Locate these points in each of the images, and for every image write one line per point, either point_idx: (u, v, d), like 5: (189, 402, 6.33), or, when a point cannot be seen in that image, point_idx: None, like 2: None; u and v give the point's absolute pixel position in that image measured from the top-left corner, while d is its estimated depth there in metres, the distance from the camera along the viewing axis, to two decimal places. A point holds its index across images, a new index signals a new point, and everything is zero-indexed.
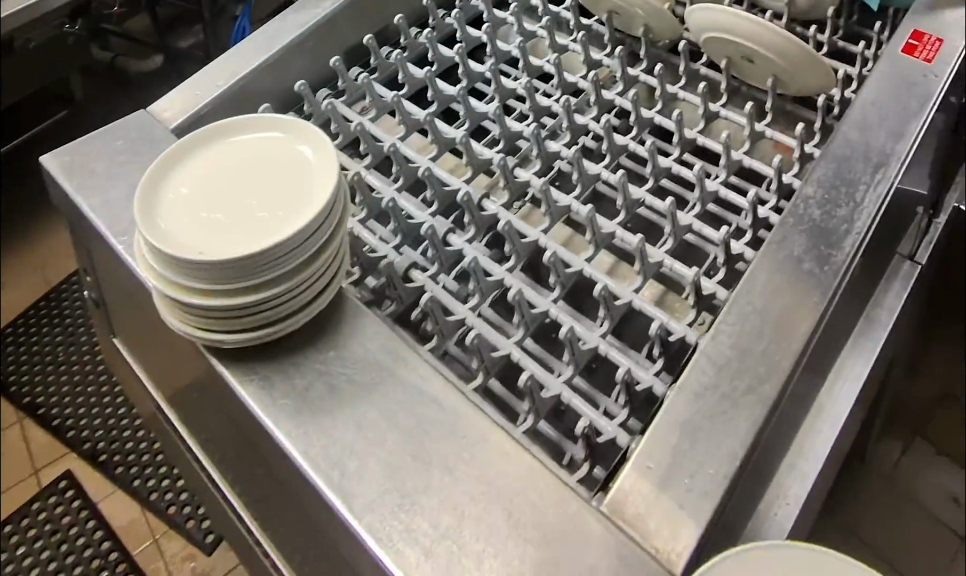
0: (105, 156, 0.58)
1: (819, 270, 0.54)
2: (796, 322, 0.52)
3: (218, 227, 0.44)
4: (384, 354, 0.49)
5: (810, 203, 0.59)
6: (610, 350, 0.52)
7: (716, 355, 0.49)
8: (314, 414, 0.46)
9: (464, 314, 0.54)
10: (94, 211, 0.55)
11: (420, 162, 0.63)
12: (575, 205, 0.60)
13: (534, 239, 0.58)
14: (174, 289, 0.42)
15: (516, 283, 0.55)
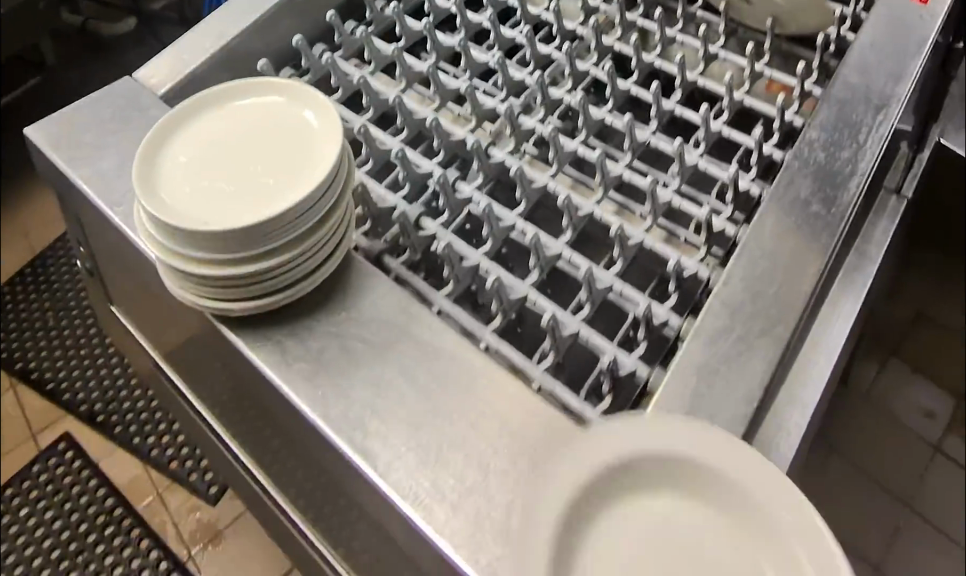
0: (92, 126, 0.56)
1: (826, 213, 0.55)
2: (806, 265, 0.52)
3: (219, 195, 0.42)
4: (397, 315, 0.49)
5: (815, 146, 0.59)
6: (625, 289, 0.54)
7: (730, 301, 0.50)
8: (332, 378, 0.47)
9: (478, 260, 0.56)
10: (86, 184, 0.53)
11: (424, 114, 0.65)
12: (581, 150, 0.62)
13: (543, 185, 0.61)
14: (177, 260, 0.42)
15: (530, 228, 0.57)
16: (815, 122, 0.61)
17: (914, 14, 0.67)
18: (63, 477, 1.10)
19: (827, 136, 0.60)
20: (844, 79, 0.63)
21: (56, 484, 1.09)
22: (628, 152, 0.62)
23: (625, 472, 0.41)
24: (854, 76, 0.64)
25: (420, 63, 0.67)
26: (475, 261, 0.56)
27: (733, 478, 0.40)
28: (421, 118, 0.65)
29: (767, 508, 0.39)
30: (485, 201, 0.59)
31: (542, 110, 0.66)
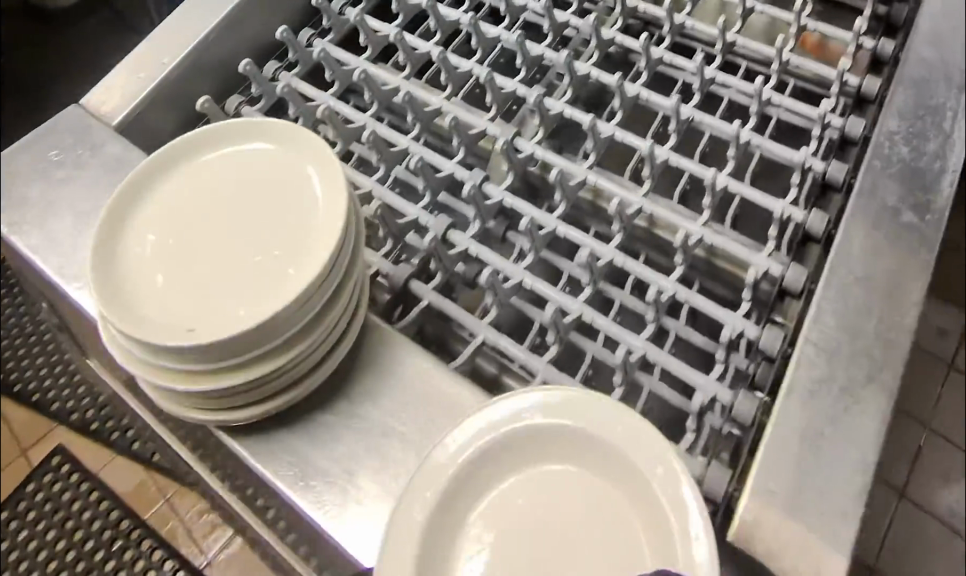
0: (39, 176, 0.47)
1: (919, 222, 0.48)
2: (907, 290, 0.45)
3: (200, 286, 0.35)
4: (438, 395, 0.42)
5: (896, 139, 0.51)
6: (691, 295, 0.51)
7: (824, 342, 0.44)
8: (370, 480, 0.39)
9: (520, 277, 0.51)
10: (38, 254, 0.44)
11: (437, 104, 0.59)
12: (620, 133, 0.57)
13: (582, 179, 0.56)
14: (158, 375, 0.35)
15: (570, 233, 0.53)
16: (891, 109, 0.52)
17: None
18: (62, 494, 1.02)
19: (907, 127, 0.51)
20: (920, 56, 0.54)
21: (55, 502, 1.02)
22: (675, 136, 0.58)
23: (517, 444, 0.39)
24: (929, 50, 0.54)
25: (420, 43, 0.61)
26: (516, 276, 0.52)
27: (612, 445, 0.38)
28: (433, 109, 0.59)
29: (639, 467, 0.37)
30: (521, 203, 0.55)
31: (567, 88, 0.61)
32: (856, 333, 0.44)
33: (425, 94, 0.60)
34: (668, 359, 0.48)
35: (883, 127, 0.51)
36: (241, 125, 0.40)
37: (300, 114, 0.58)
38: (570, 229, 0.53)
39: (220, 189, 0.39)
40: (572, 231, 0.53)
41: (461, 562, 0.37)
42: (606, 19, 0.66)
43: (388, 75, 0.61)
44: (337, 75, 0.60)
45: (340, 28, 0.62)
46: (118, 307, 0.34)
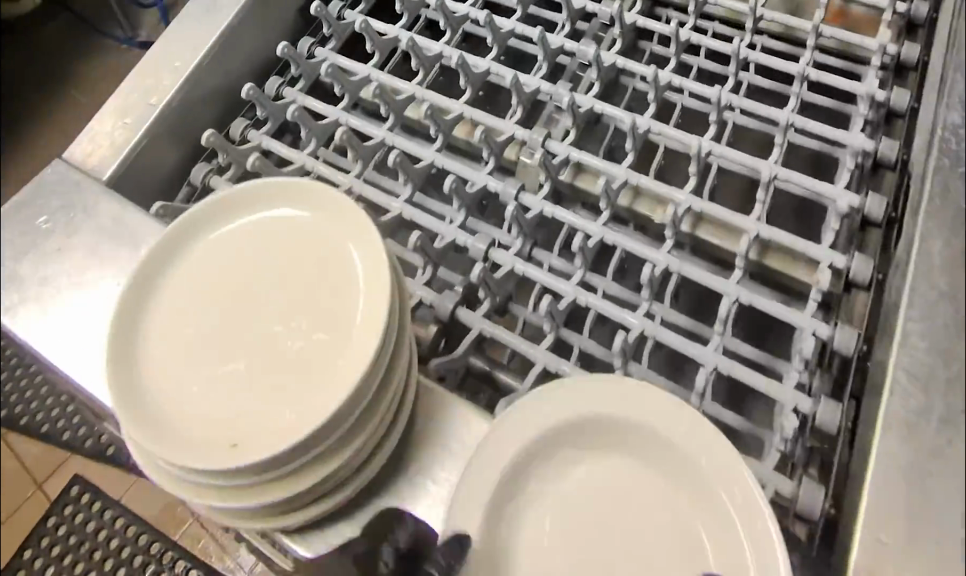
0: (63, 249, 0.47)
1: None
2: None
3: (229, 380, 0.34)
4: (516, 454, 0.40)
5: (965, 131, 0.46)
6: (753, 298, 0.48)
7: (913, 369, 0.41)
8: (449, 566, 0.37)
9: (574, 293, 0.49)
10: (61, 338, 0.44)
11: (456, 109, 0.54)
12: (659, 127, 0.53)
13: (623, 179, 0.52)
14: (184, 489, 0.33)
15: (618, 240, 0.50)
16: (953, 97, 0.47)
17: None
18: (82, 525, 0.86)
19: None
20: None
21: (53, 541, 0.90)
22: (714, 123, 0.54)
23: (552, 434, 0.37)
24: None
25: (432, 44, 0.57)
26: (570, 294, 0.49)
27: (673, 442, 0.36)
28: (453, 116, 0.54)
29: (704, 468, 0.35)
30: (566, 214, 0.51)
31: (593, 77, 0.57)
32: (947, 348, 0.42)
33: (443, 98, 0.55)
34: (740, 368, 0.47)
35: (949, 120, 0.46)
36: (286, 186, 0.38)
37: (313, 135, 0.55)
38: (620, 237, 0.50)
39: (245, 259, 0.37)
40: (622, 237, 0.50)
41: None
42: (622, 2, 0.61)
43: (400, 81, 0.56)
44: (347, 87, 0.56)
45: (343, 33, 0.58)
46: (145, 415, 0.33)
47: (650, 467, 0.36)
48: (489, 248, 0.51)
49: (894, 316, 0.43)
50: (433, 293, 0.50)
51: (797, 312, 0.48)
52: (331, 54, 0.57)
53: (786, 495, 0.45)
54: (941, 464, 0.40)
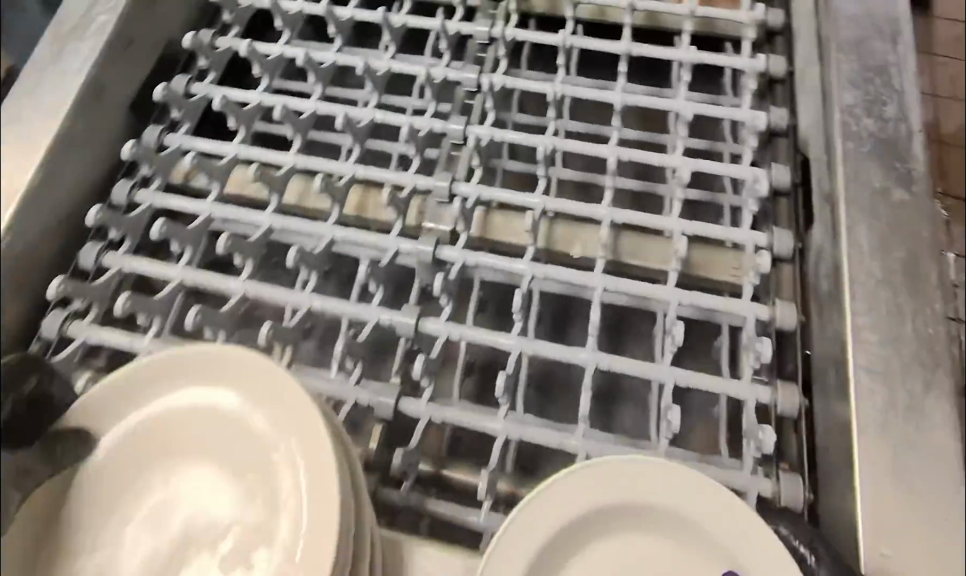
0: None
1: (911, 196, 0.44)
2: (925, 274, 0.43)
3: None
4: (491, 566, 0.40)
5: (856, 111, 0.46)
6: (693, 299, 0.47)
7: (866, 364, 0.41)
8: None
9: (522, 347, 0.45)
10: None
11: (344, 170, 0.50)
12: (563, 143, 0.50)
13: (541, 207, 0.49)
14: None
15: (549, 272, 0.47)
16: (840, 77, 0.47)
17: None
18: None
19: (865, 94, 0.46)
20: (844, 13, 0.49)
21: None
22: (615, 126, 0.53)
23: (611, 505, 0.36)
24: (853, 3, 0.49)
25: (302, 102, 0.51)
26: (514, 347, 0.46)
27: (690, 518, 0.35)
28: (343, 179, 0.49)
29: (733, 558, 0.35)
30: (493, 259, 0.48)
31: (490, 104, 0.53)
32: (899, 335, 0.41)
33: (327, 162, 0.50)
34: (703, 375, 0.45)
35: (841, 104, 0.46)
36: (224, 355, 0.36)
37: (187, 243, 0.48)
38: (553, 270, 0.47)
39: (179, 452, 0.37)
40: (553, 269, 0.47)
41: None
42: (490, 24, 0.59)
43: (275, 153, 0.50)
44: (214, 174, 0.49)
45: (193, 113, 0.53)
46: None
47: (675, 542, 0.36)
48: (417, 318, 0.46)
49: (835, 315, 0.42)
50: (368, 393, 0.45)
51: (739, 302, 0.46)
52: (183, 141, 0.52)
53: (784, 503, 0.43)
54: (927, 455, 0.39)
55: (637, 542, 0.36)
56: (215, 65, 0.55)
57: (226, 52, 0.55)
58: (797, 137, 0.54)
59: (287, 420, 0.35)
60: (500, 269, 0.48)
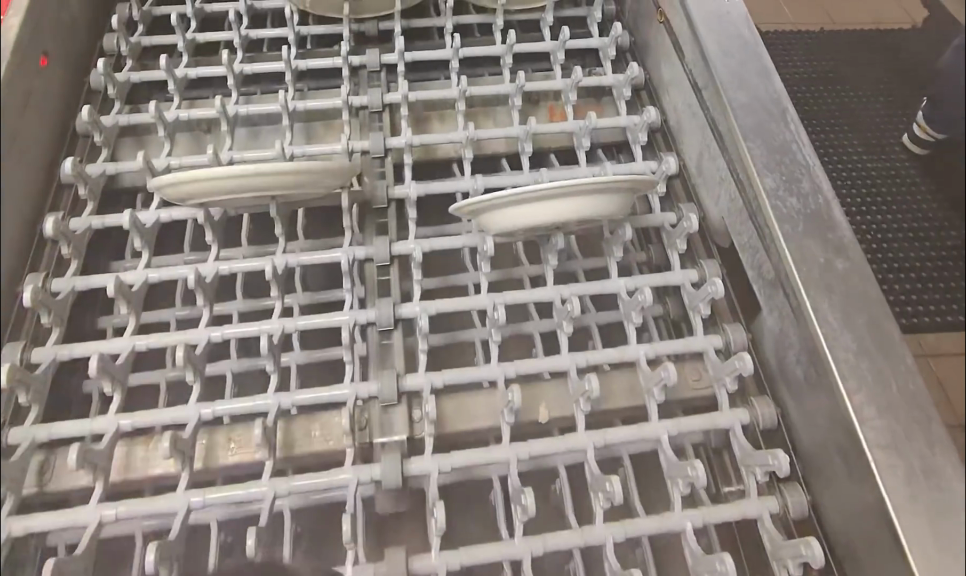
0: None
1: (836, 241, 0.59)
2: (864, 276, 0.58)
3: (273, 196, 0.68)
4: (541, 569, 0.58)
5: (779, 190, 0.61)
6: (585, 360, 0.63)
7: (874, 428, 0.52)
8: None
9: (514, 455, 0.60)
10: None
11: (326, 320, 0.66)
12: (487, 244, 0.70)
13: (487, 303, 0.67)
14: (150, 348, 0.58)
15: (507, 368, 0.63)
16: (758, 165, 0.63)
17: (721, 7, 0.73)
18: None
19: (781, 177, 0.62)
20: (737, 101, 0.66)
21: None
22: (545, 182, 0.65)
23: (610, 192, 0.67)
24: (741, 94, 0.67)
25: (196, 336, 0.64)
26: (509, 459, 0.59)
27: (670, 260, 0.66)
28: (305, 325, 0.65)
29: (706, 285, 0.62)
30: (453, 376, 0.63)
31: (413, 215, 0.72)
32: (819, 373, 0.57)
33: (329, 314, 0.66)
34: (673, 422, 0.61)
35: (766, 189, 0.61)
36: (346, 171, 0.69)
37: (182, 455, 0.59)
38: (516, 365, 0.63)
39: (230, 190, 0.66)
40: (518, 366, 0.63)
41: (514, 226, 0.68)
42: (378, 160, 0.76)
43: (252, 325, 0.66)
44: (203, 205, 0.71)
45: (61, 311, 0.68)
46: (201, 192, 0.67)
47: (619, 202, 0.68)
48: (403, 465, 0.59)
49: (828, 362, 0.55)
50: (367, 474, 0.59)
51: (630, 347, 0.64)
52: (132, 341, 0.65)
53: (783, 513, 0.59)
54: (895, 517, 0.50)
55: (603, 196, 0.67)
56: (73, 253, 0.71)
57: (83, 235, 0.72)
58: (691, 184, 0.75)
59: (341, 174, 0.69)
60: (474, 379, 0.63)
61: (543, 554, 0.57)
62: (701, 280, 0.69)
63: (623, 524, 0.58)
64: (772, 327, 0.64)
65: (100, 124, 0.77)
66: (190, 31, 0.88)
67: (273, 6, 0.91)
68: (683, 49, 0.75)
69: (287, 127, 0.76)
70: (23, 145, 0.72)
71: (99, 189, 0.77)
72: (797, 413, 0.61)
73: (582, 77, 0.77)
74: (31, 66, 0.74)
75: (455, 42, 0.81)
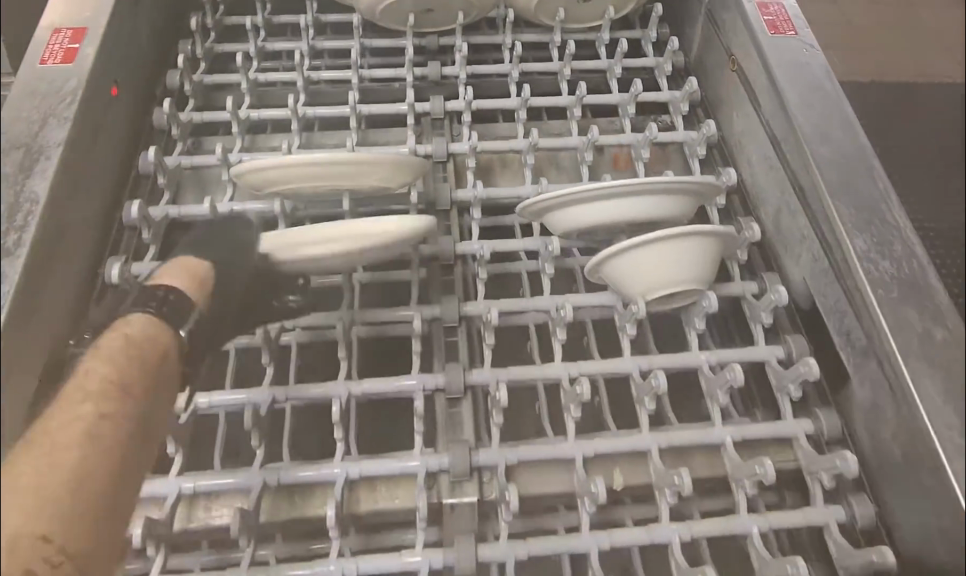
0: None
1: (917, 285, 0.60)
2: (938, 312, 0.58)
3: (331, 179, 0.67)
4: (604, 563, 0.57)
5: (871, 254, 0.61)
6: (652, 363, 0.63)
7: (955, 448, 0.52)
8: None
9: (578, 451, 0.59)
10: None
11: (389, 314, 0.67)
12: (549, 244, 0.69)
13: (551, 303, 0.67)
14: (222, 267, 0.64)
15: (574, 367, 0.63)
16: (848, 225, 0.62)
17: (800, 56, 0.74)
18: None
19: (872, 239, 0.62)
20: (822, 157, 0.66)
21: None
22: (612, 181, 0.62)
23: (668, 192, 0.64)
24: (827, 149, 0.67)
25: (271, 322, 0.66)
26: (575, 456, 0.59)
27: None
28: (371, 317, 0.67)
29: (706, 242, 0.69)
30: (519, 373, 0.63)
31: (478, 216, 0.73)
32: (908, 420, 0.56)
33: (397, 309, 0.67)
34: (735, 426, 0.61)
35: (857, 253, 0.61)
36: (407, 165, 0.69)
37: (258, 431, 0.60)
38: (580, 365, 0.63)
39: (297, 180, 0.67)
40: (581, 366, 0.63)
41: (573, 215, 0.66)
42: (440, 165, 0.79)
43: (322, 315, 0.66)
44: (270, 197, 0.72)
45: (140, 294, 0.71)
46: (268, 174, 0.66)
47: (674, 201, 0.66)
48: (471, 454, 0.59)
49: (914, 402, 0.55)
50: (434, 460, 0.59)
51: (693, 353, 0.65)
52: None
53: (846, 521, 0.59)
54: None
55: (661, 198, 0.65)
56: (153, 238, 0.73)
57: (162, 222, 0.74)
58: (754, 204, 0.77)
59: (404, 171, 0.70)
60: (539, 376, 0.63)
61: (609, 548, 0.56)
62: (761, 292, 0.71)
63: (689, 523, 0.57)
64: (863, 402, 0.62)
65: (178, 118, 0.82)
66: (258, 40, 0.91)
67: (337, 19, 0.94)
68: (759, 98, 0.76)
69: (356, 129, 0.79)
70: (108, 134, 0.77)
71: (176, 180, 0.80)
72: (867, 436, 0.61)
73: (640, 91, 0.78)
74: (114, 59, 0.79)
75: (515, 55, 0.83)
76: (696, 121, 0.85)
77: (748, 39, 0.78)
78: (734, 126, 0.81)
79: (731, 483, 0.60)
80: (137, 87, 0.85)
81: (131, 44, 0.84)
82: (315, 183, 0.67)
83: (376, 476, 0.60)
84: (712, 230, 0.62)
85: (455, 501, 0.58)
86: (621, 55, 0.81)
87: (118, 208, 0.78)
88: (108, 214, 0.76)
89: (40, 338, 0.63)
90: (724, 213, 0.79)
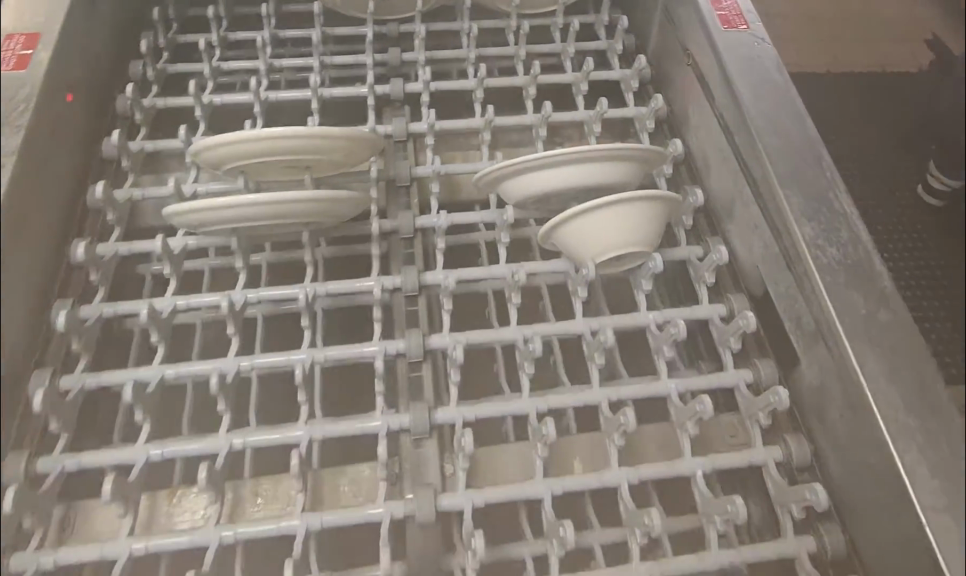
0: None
1: (853, 250, 0.63)
2: (872, 273, 0.62)
3: (291, 158, 0.68)
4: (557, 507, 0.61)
5: (815, 232, 0.64)
6: (604, 323, 0.66)
7: (883, 398, 0.56)
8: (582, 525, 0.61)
9: (533, 406, 0.62)
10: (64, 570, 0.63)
11: (350, 286, 0.68)
12: (505, 214, 0.71)
13: (506, 271, 0.69)
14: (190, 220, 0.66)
15: (529, 329, 0.65)
16: (798, 215, 0.64)
17: (751, 52, 0.76)
18: None
19: (821, 228, 0.64)
20: (773, 148, 0.68)
21: None
22: (562, 151, 0.64)
23: (616, 161, 0.67)
24: (776, 141, 0.69)
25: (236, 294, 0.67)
26: (528, 411, 0.62)
27: None
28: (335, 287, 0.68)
29: None
30: (476, 336, 0.65)
31: (436, 190, 0.74)
32: (846, 378, 0.59)
33: (359, 279, 0.68)
34: (682, 379, 0.64)
35: (806, 239, 0.63)
36: (365, 140, 0.70)
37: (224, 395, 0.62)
38: (535, 327, 0.66)
39: (257, 157, 0.67)
40: (537, 327, 0.65)
41: (527, 186, 0.68)
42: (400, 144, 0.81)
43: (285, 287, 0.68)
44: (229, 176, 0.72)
45: (107, 272, 0.73)
46: (227, 153, 0.67)
47: (624, 170, 0.68)
48: (430, 411, 0.61)
49: (848, 356, 0.58)
50: (395, 418, 0.61)
51: (640, 313, 0.67)
52: (176, 299, 0.68)
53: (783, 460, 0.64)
54: (923, 517, 0.52)
55: (611, 169, 0.67)
56: (118, 219, 0.75)
57: (126, 204, 0.76)
58: (701, 176, 0.80)
59: (363, 148, 0.71)
60: (495, 338, 0.65)
61: (561, 492, 0.59)
62: (705, 255, 0.74)
63: (637, 466, 0.60)
64: (811, 380, 0.64)
65: (141, 105, 0.83)
66: (220, 31, 0.92)
67: (299, 9, 0.95)
68: (714, 94, 0.78)
69: (317, 111, 0.80)
70: (68, 121, 0.78)
71: (140, 163, 0.82)
72: (805, 389, 0.65)
73: (592, 70, 0.81)
74: (73, 47, 0.80)
75: (472, 38, 0.85)
76: (646, 98, 0.89)
77: (703, 37, 0.80)
78: (682, 103, 0.85)
79: (676, 430, 0.63)
80: (96, 71, 0.85)
81: (90, 31, 0.84)
82: (274, 161, 0.68)
83: (341, 435, 0.62)
84: (660, 196, 0.65)
85: (416, 457, 0.61)
86: (574, 37, 0.84)
87: (82, 191, 0.80)
88: (72, 197, 0.77)
89: (8, 321, 0.64)
90: (670, 182, 0.83)
